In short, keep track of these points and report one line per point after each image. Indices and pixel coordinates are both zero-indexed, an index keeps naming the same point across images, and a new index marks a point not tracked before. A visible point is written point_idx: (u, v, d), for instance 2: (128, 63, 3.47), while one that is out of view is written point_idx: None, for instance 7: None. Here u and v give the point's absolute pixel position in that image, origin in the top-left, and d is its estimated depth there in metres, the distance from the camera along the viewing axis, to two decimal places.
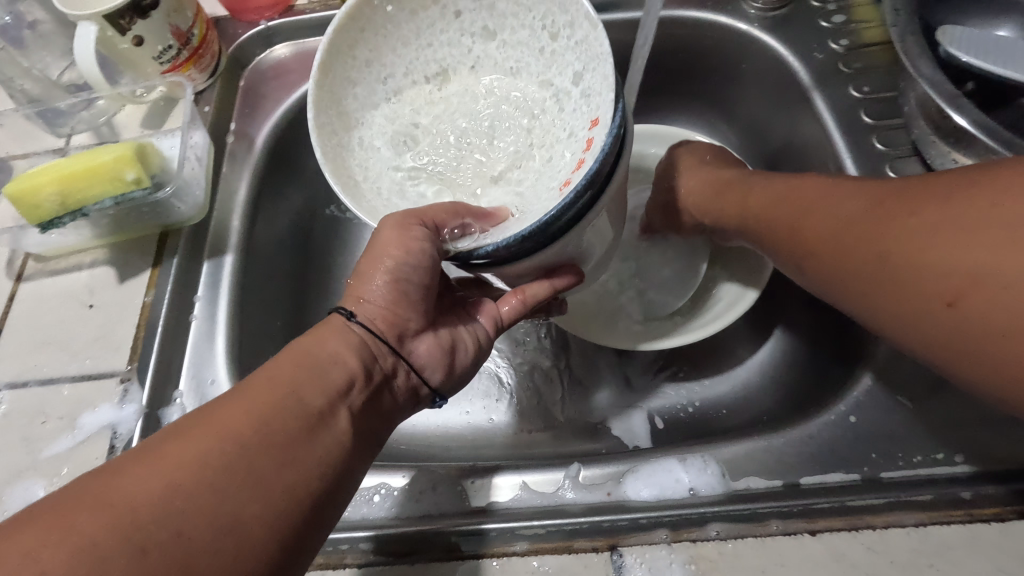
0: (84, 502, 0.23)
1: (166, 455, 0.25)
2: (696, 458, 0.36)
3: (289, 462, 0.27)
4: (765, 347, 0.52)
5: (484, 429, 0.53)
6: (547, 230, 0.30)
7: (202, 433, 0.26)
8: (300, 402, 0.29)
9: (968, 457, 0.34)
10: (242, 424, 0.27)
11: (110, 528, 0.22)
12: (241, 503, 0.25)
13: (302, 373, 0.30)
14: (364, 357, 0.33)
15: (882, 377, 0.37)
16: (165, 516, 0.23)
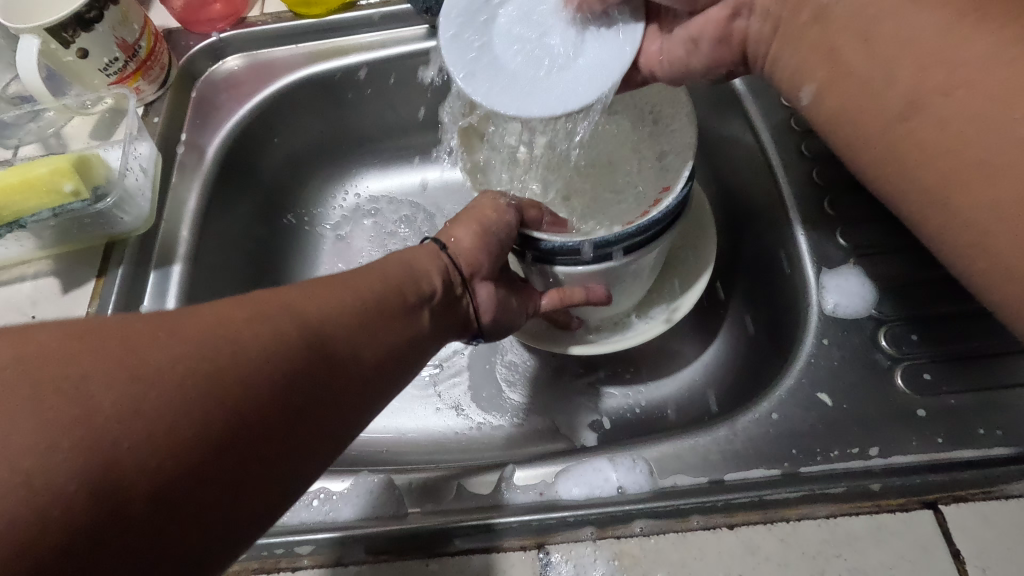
0: (232, 313, 0.25)
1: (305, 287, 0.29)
2: (626, 457, 0.37)
3: (381, 341, 0.30)
4: (712, 348, 0.53)
5: (435, 434, 0.53)
6: (606, 244, 0.36)
7: (329, 292, 0.29)
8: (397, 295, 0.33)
9: (881, 450, 0.36)
10: (356, 297, 0.30)
11: (249, 344, 0.24)
12: (352, 345, 0.29)
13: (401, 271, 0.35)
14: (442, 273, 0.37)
15: (805, 376, 0.39)
16: (297, 349, 0.26)
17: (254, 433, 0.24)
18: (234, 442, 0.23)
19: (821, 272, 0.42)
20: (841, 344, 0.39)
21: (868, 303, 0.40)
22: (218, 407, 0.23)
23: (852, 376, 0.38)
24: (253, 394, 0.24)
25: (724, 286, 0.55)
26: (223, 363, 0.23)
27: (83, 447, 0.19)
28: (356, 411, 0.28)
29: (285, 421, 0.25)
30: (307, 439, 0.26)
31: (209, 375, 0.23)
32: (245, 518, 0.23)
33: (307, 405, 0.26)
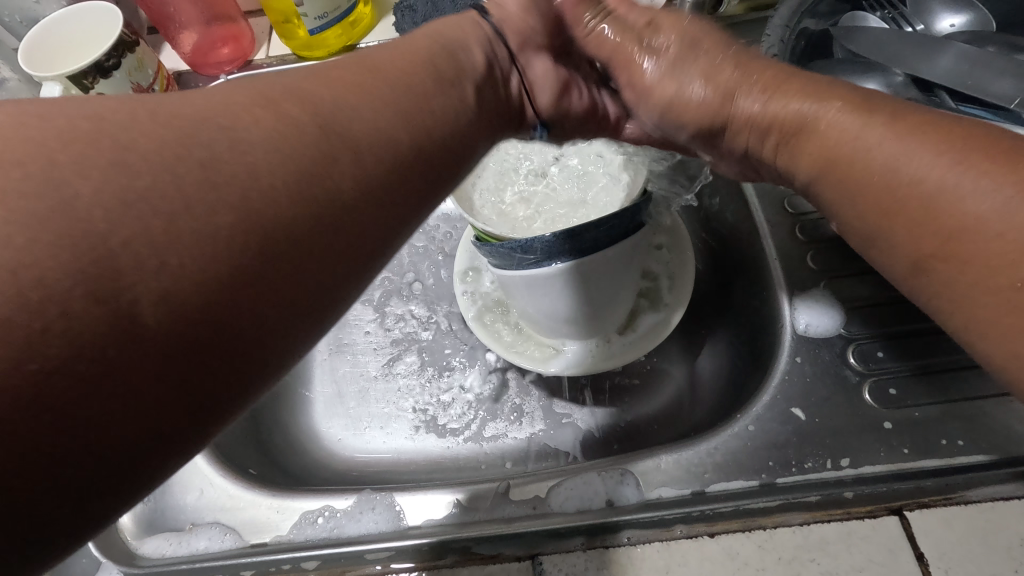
0: (264, 115, 0.23)
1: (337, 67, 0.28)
2: (615, 471, 0.39)
3: (426, 130, 0.28)
4: (696, 368, 0.55)
5: (434, 453, 0.55)
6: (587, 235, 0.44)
7: (360, 93, 0.26)
8: (431, 95, 0.29)
9: (852, 461, 0.38)
10: (386, 98, 0.27)
11: (281, 149, 0.22)
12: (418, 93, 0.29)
13: (425, 74, 0.30)
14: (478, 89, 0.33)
15: (780, 392, 0.41)
16: (336, 153, 0.24)
17: (298, 221, 0.22)
18: (278, 231, 0.21)
19: (794, 294, 0.45)
20: (813, 360, 0.42)
21: (837, 323, 0.43)
22: (266, 217, 0.21)
23: (823, 391, 0.41)
24: (292, 194, 0.22)
25: (706, 308, 0.58)
26: (257, 172, 0.21)
27: (113, 283, 0.18)
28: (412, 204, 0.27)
29: (330, 210, 0.23)
30: (362, 225, 0.24)
31: (250, 188, 0.21)
32: (315, 296, 0.23)
33: (357, 192, 0.24)
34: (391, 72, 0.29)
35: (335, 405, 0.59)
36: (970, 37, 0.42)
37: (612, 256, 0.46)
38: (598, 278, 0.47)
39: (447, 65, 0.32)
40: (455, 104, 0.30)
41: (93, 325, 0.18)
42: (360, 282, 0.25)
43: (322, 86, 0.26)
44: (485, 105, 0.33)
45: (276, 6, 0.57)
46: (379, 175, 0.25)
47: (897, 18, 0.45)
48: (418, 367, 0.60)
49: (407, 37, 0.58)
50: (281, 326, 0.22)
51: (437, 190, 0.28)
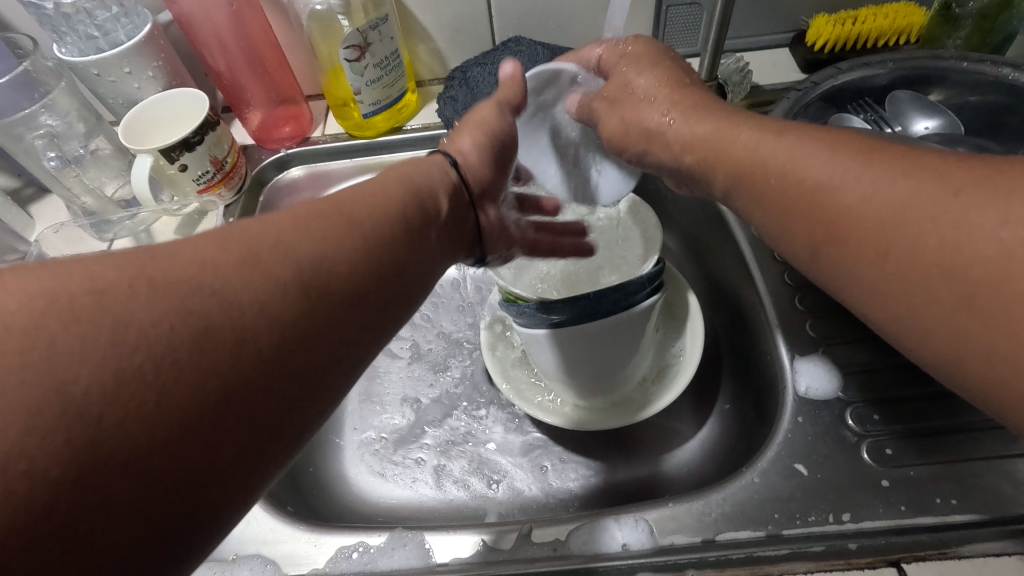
0: (227, 256, 0.27)
1: (342, 200, 0.33)
2: (631, 518, 0.42)
3: (378, 266, 0.32)
4: (706, 427, 0.59)
5: (455, 500, 0.58)
6: (608, 298, 0.49)
7: (316, 227, 0.30)
8: (385, 226, 0.34)
9: (852, 516, 0.41)
10: (343, 234, 0.31)
11: (248, 286, 0.26)
12: (404, 230, 0.35)
13: (383, 209, 0.35)
14: (425, 210, 0.38)
15: (784, 448, 0.45)
16: (297, 292, 0.28)
17: (254, 356, 0.25)
18: (239, 367, 0.25)
19: (795, 358, 0.49)
20: (813, 421, 0.46)
21: (835, 386, 0.47)
22: (230, 361, 0.25)
23: (822, 449, 0.44)
24: (250, 329, 0.25)
25: (715, 370, 0.62)
26: (224, 309, 0.25)
27: (85, 435, 0.21)
28: (362, 331, 0.30)
29: (284, 342, 0.27)
30: (314, 358, 0.28)
31: (221, 306, 0.25)
32: (288, 405, 0.27)
33: (309, 323, 0.28)
34: (353, 209, 0.33)
35: (363, 451, 0.63)
36: (943, 137, 0.49)
37: (630, 319, 0.51)
38: (616, 338, 0.52)
39: (415, 208, 0.37)
40: (412, 230, 0.35)
41: (68, 462, 0.20)
42: (315, 407, 0.28)
43: (278, 221, 0.30)
44: (443, 234, 0.39)
45: (337, 94, 0.66)
46: (332, 308, 0.29)
47: (879, 120, 0.52)
48: (442, 418, 0.64)
49: (449, 121, 0.66)
50: (245, 452, 0.25)
51: (386, 320, 0.32)
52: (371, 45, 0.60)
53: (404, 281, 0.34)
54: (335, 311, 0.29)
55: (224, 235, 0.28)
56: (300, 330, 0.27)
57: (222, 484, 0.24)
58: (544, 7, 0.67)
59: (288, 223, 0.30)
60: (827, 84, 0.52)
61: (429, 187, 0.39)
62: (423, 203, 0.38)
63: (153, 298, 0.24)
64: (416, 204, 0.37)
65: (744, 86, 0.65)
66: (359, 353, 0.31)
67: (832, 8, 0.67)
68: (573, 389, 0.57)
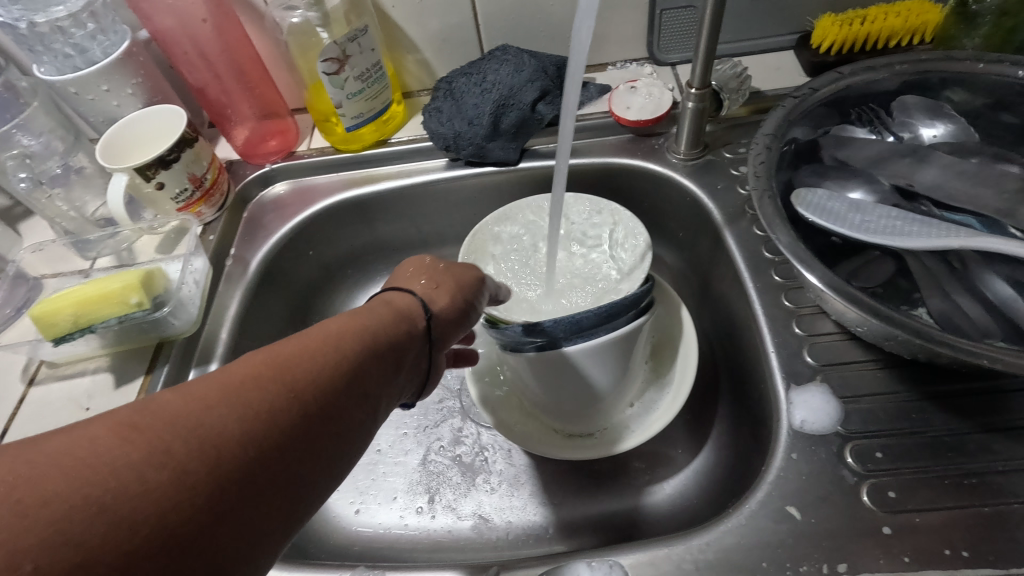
0: (120, 439, 0.22)
1: (292, 351, 0.29)
2: (605, 562, 0.39)
3: (315, 428, 0.28)
4: (701, 457, 0.56)
5: (436, 530, 0.56)
6: (590, 320, 0.46)
7: (244, 397, 0.26)
8: (329, 378, 0.29)
9: (848, 568, 0.37)
10: (276, 397, 0.27)
11: (146, 479, 0.22)
12: (353, 392, 0.30)
13: (332, 368, 0.30)
14: (383, 349, 0.33)
15: (776, 489, 0.41)
16: (206, 481, 0.23)
17: (175, 552, 0.22)
18: (160, 573, 0.21)
19: (791, 389, 0.45)
20: (809, 457, 0.42)
21: (833, 419, 0.43)
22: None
23: (818, 491, 0.41)
24: (138, 538, 0.21)
25: (713, 395, 0.58)
26: (110, 515, 0.21)
27: None
28: (293, 506, 0.27)
29: (208, 536, 0.23)
30: (240, 546, 0.24)
31: (110, 506, 0.21)
32: None
33: (233, 511, 0.24)
34: (288, 363, 0.28)
35: (345, 473, 0.61)
36: (953, 148, 0.45)
37: (616, 343, 0.49)
38: (600, 365, 0.50)
39: (376, 355, 0.32)
40: (365, 378, 0.31)
41: None
42: None
43: (199, 393, 0.25)
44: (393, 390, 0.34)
45: (319, 108, 0.65)
46: (264, 485, 0.25)
47: (882, 129, 0.49)
48: (426, 441, 0.62)
49: (434, 134, 0.64)
50: None
51: (319, 487, 0.28)
52: (350, 58, 0.59)
53: (342, 437, 0.29)
54: (266, 489, 0.25)
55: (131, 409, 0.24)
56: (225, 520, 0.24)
57: None
58: (532, 14, 0.65)
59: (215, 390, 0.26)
60: (828, 90, 0.48)
61: (383, 326, 0.34)
62: (378, 345, 0.33)
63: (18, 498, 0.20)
64: (368, 342, 0.32)
65: (742, 93, 0.62)
66: (286, 531, 0.26)
67: (839, 7, 0.63)
68: (552, 413, 0.54)
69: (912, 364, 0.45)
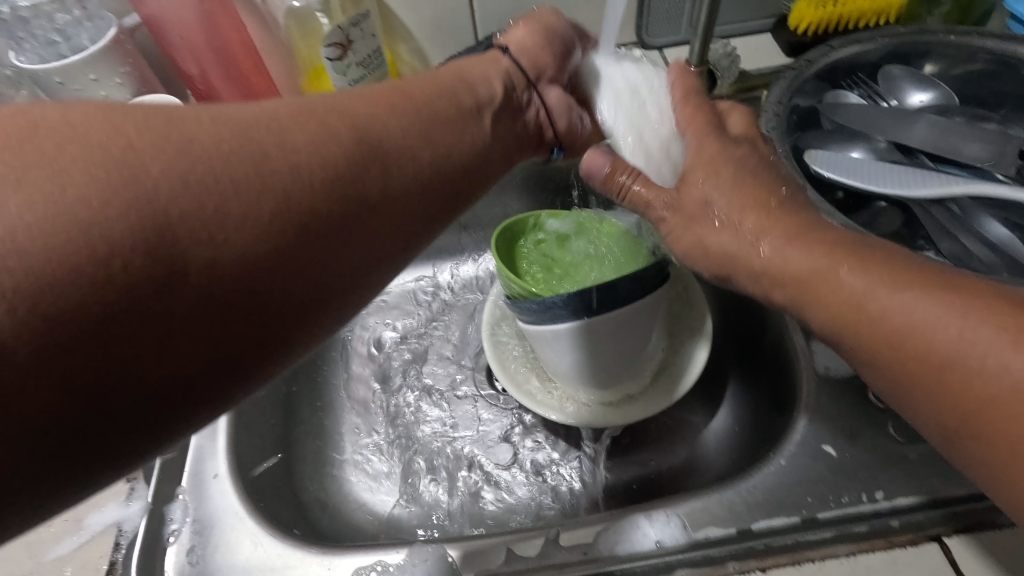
0: (284, 115, 0.29)
1: (395, 102, 0.35)
2: (661, 513, 0.41)
3: (314, 238, 0.28)
4: (720, 415, 0.58)
5: (467, 511, 0.55)
6: (631, 289, 0.49)
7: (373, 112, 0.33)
8: (422, 122, 0.36)
9: (886, 494, 0.40)
10: (314, 174, 0.28)
11: (304, 155, 0.28)
12: (445, 146, 0.37)
13: (434, 106, 0.38)
14: (455, 107, 0.39)
15: (809, 430, 0.44)
16: (345, 159, 0.30)
17: (338, 213, 0.29)
18: (300, 236, 0.27)
19: (811, 339, 0.48)
20: (834, 401, 0.45)
21: (854, 364, 0.46)
22: (270, 199, 0.26)
23: (848, 429, 0.43)
24: (297, 199, 0.27)
25: (723, 358, 0.61)
26: (279, 169, 0.27)
27: (106, 253, 0.21)
28: (317, 295, 0.29)
29: (332, 218, 0.29)
30: (297, 291, 0.27)
31: (281, 180, 0.27)
32: (313, 292, 0.28)
33: (250, 300, 0.25)
34: (292, 147, 0.28)
35: (364, 465, 0.59)
36: (938, 110, 0.49)
37: (647, 312, 0.51)
38: (631, 335, 0.51)
39: (469, 99, 0.41)
40: (453, 120, 0.38)
41: (106, 276, 0.21)
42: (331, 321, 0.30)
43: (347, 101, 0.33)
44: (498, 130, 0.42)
45: (317, 95, 0.64)
46: (296, 259, 0.27)
47: (873, 96, 0.52)
48: (447, 425, 0.61)
49: None
50: (268, 312, 0.26)
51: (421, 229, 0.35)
52: (354, 43, 0.58)
53: (440, 187, 0.36)
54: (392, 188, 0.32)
55: (286, 105, 0.30)
56: (227, 301, 0.25)
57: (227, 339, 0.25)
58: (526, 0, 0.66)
59: (218, 141, 0.26)
60: (822, 61, 0.52)
61: (382, 124, 0.33)
62: (457, 100, 0.40)
63: (204, 154, 0.25)
64: (362, 142, 0.31)
65: (732, 72, 0.65)
66: (387, 258, 0.33)
67: None
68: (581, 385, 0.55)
69: None
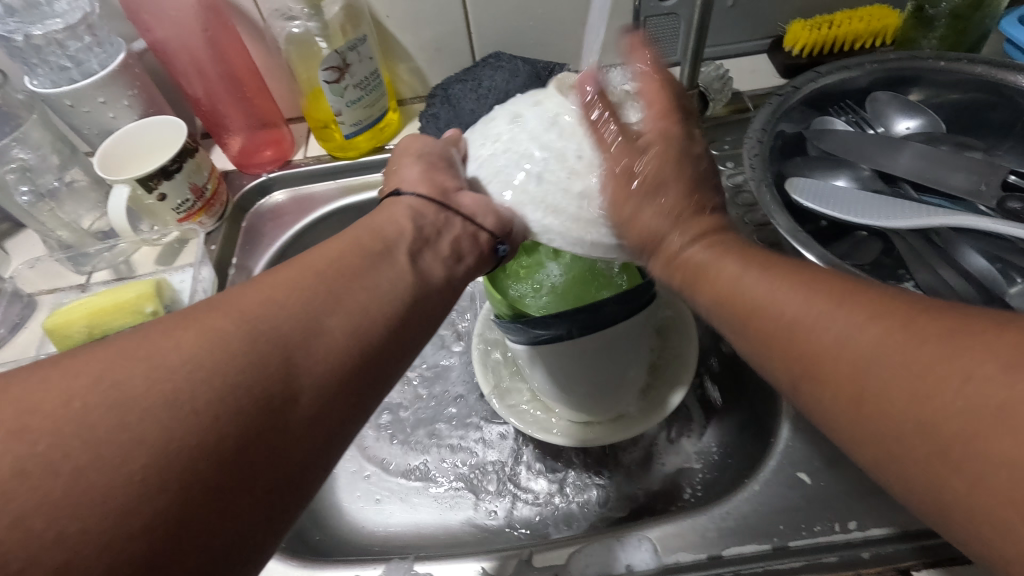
0: (181, 332, 0.27)
1: (314, 260, 0.33)
2: (633, 537, 0.42)
3: (254, 428, 0.26)
4: (707, 437, 0.58)
5: (453, 527, 0.56)
6: (615, 312, 0.49)
7: (293, 288, 0.31)
8: (353, 268, 0.33)
9: (858, 524, 0.40)
10: (229, 358, 0.27)
11: (196, 358, 0.26)
12: (386, 292, 0.33)
13: (355, 264, 0.34)
14: (392, 251, 0.36)
15: (786, 458, 0.44)
16: (256, 351, 0.27)
17: (270, 443, 0.26)
18: (236, 481, 0.25)
19: None
20: (811, 428, 0.45)
21: None
22: (192, 454, 0.24)
23: (824, 457, 0.44)
24: (214, 426, 0.25)
25: (711, 379, 0.61)
26: (181, 405, 0.24)
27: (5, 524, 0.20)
28: (284, 491, 0.27)
29: (273, 447, 0.26)
30: (250, 507, 0.25)
31: (175, 394, 0.25)
32: (274, 502, 0.26)
33: (212, 512, 0.24)
34: (166, 363, 0.25)
35: (356, 479, 0.61)
36: (924, 138, 0.49)
37: (631, 333, 0.51)
38: (615, 355, 0.52)
39: (378, 240, 0.36)
40: (385, 257, 0.35)
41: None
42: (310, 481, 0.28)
43: (263, 289, 0.31)
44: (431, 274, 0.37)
45: (317, 116, 0.66)
46: (243, 461, 0.25)
47: (861, 122, 0.53)
48: (437, 440, 0.62)
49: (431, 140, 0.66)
50: (233, 549, 0.24)
51: (381, 378, 0.32)
52: (350, 66, 0.60)
53: (396, 329, 0.33)
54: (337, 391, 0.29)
55: (191, 319, 0.28)
56: (175, 534, 0.23)
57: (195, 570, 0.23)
58: (522, 22, 0.68)
59: (100, 399, 0.24)
60: (808, 87, 0.52)
61: (298, 310, 0.30)
62: (383, 243, 0.36)
63: (93, 388, 0.24)
64: (284, 334, 0.29)
65: (724, 94, 0.65)
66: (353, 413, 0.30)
67: (807, 13, 0.68)
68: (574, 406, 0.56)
69: None
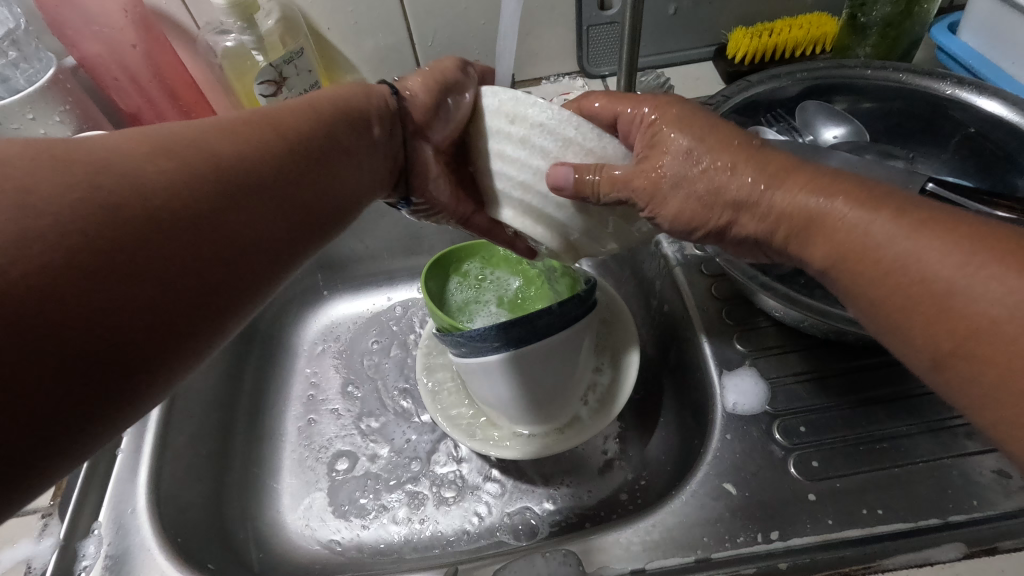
0: (139, 150, 0.26)
1: (279, 119, 0.34)
2: (559, 551, 0.41)
3: (221, 233, 0.28)
4: (651, 446, 0.58)
5: (396, 542, 0.56)
6: (547, 324, 0.49)
7: (252, 135, 0.31)
8: (316, 133, 0.35)
9: (781, 534, 0.40)
10: (198, 182, 0.27)
11: (171, 172, 0.27)
12: (342, 164, 0.36)
13: (315, 128, 0.35)
14: (354, 122, 0.38)
15: (714, 468, 0.44)
16: (224, 179, 0.28)
17: (234, 251, 0.28)
18: (198, 251, 0.26)
19: (723, 374, 0.49)
20: (740, 438, 0.45)
21: (763, 400, 0.47)
22: (154, 199, 0.25)
23: (751, 467, 0.44)
24: (179, 185, 0.26)
25: (656, 387, 0.62)
26: (153, 182, 0.26)
27: None
28: (239, 302, 0.28)
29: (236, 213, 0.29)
30: (210, 309, 0.27)
31: (131, 167, 0.25)
32: (229, 309, 0.28)
33: (176, 319, 0.25)
34: (126, 168, 0.25)
35: (300, 496, 0.60)
36: (850, 146, 0.49)
37: (567, 344, 0.51)
38: (553, 366, 0.51)
39: (347, 128, 0.38)
40: (344, 137, 0.37)
41: None
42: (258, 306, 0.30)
43: (220, 127, 0.30)
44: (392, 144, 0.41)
45: None
46: (215, 260, 0.27)
47: (791, 131, 0.53)
48: (384, 454, 0.62)
49: None
50: (192, 332, 0.26)
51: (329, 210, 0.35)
52: (287, 79, 0.60)
53: (345, 178, 0.36)
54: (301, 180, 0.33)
55: (142, 136, 0.28)
56: (136, 273, 0.24)
57: (155, 336, 0.24)
58: (465, 32, 0.67)
59: (66, 184, 0.23)
60: (738, 97, 0.52)
61: (247, 158, 0.30)
62: (354, 116, 0.38)
63: (58, 169, 0.23)
64: (247, 179, 0.30)
65: None
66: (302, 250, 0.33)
67: (747, 22, 0.69)
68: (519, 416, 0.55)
69: (829, 343, 0.49)
